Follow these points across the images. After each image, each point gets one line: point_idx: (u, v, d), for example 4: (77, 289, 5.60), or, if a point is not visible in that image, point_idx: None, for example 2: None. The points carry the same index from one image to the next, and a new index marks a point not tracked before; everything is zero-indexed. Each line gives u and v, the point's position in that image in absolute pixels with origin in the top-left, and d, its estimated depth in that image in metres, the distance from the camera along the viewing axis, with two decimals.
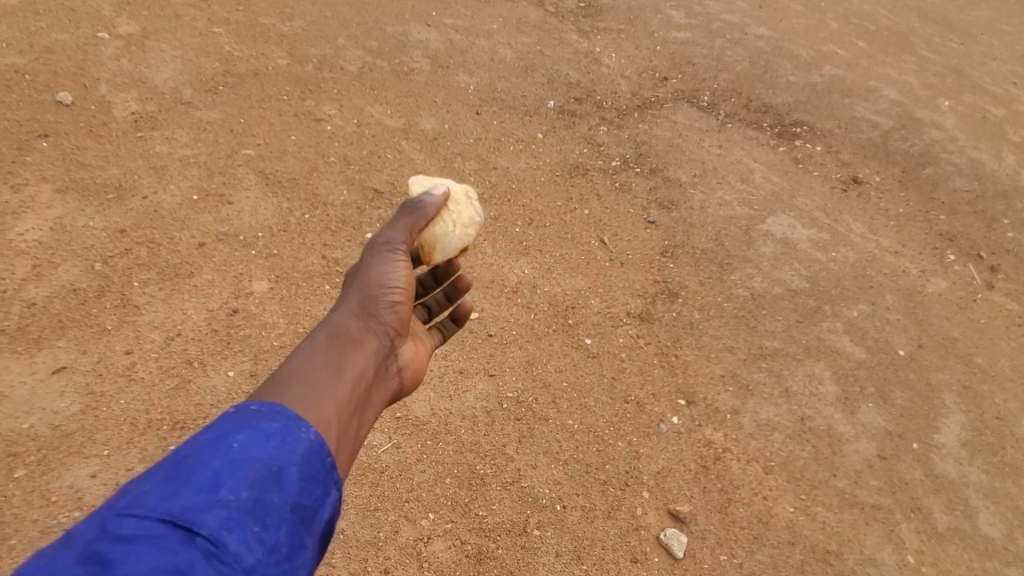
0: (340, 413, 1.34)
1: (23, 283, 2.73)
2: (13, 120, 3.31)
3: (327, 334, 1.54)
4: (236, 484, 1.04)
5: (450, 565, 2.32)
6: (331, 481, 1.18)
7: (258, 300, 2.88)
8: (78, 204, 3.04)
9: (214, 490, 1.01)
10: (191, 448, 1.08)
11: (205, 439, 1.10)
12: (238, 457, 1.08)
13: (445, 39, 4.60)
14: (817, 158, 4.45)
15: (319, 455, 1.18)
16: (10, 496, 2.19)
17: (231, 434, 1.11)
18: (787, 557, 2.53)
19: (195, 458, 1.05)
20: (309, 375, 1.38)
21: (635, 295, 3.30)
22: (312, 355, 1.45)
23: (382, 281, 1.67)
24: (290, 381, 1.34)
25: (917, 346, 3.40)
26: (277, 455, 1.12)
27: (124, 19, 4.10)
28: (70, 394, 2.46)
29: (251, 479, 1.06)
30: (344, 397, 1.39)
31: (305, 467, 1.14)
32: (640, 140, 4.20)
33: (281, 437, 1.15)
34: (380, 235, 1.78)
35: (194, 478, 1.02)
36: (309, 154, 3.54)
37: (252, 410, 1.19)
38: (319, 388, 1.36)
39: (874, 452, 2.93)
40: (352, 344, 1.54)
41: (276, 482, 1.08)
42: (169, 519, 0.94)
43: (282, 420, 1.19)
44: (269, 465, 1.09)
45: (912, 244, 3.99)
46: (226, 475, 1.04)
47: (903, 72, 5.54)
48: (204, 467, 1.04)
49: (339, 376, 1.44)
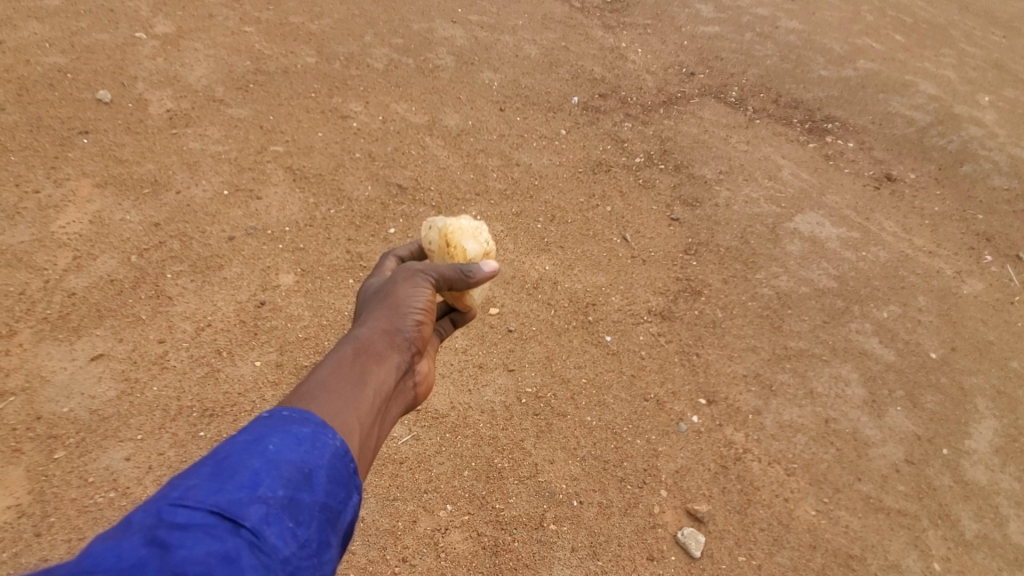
0: (361, 425, 1.33)
1: (64, 273, 2.85)
2: (56, 117, 3.45)
3: (353, 345, 1.51)
4: (273, 482, 1.03)
5: (466, 556, 2.34)
6: (354, 485, 1.18)
7: (284, 292, 2.95)
8: (116, 198, 3.16)
9: (254, 487, 1.00)
10: (230, 446, 1.07)
11: (242, 439, 1.08)
12: (274, 457, 1.07)
13: (470, 36, 4.61)
14: (848, 154, 4.33)
15: (344, 460, 1.18)
16: (50, 475, 2.29)
17: (266, 435, 1.11)
18: (807, 561, 2.48)
19: (235, 456, 1.04)
20: (334, 386, 1.36)
21: (657, 293, 3.27)
22: (337, 366, 1.42)
23: (407, 300, 1.65)
24: (315, 391, 1.32)
25: (950, 349, 3.29)
26: (309, 458, 1.12)
27: (160, 19, 4.23)
28: (107, 379, 2.56)
29: (286, 478, 1.05)
30: (367, 408, 1.37)
31: (333, 471, 1.14)
32: (665, 136, 4.15)
33: (312, 441, 1.15)
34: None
35: (236, 475, 1.01)
36: (336, 151, 3.60)
37: (284, 415, 1.18)
38: (343, 399, 1.34)
39: (901, 457, 2.85)
40: (376, 358, 1.51)
41: (308, 483, 1.08)
42: (216, 511, 0.94)
43: (312, 425, 1.19)
44: (301, 467, 1.09)
45: (947, 244, 3.85)
46: (264, 474, 1.03)
47: (941, 67, 5.35)
48: (244, 465, 1.03)
49: (363, 387, 1.41)
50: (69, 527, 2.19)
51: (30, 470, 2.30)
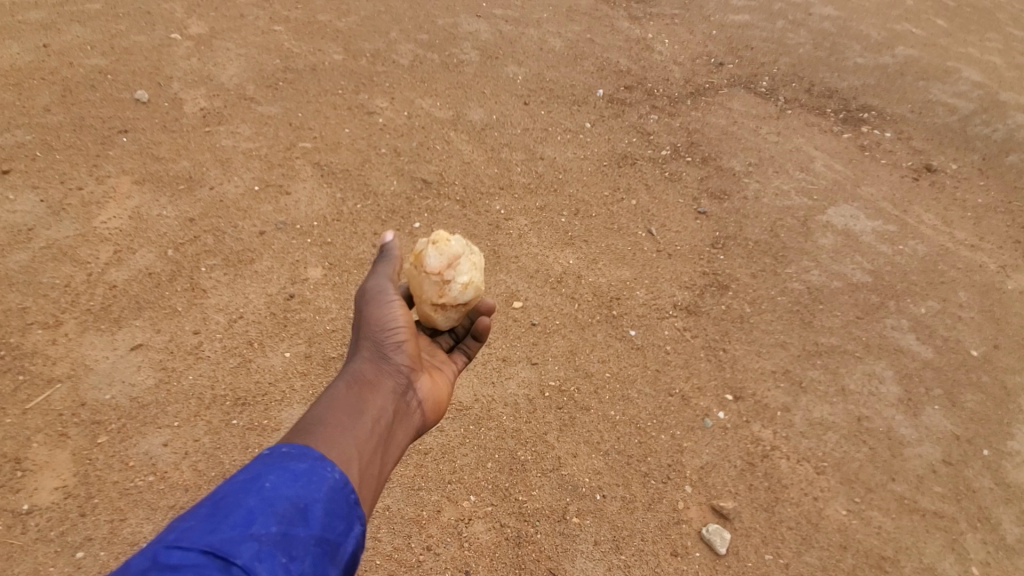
0: (361, 451, 1.42)
1: (106, 267, 2.97)
2: (97, 117, 3.58)
3: (345, 380, 1.62)
4: (266, 519, 1.11)
5: (489, 547, 2.36)
6: (355, 516, 1.26)
7: (312, 286, 3.01)
8: (153, 194, 3.27)
9: (247, 525, 1.08)
10: (228, 487, 1.16)
11: (241, 479, 1.18)
12: (270, 494, 1.16)
13: (494, 30, 4.61)
14: (885, 144, 4.18)
15: (343, 493, 1.26)
16: (94, 458, 2.40)
17: (263, 474, 1.20)
18: (838, 561, 2.42)
19: (232, 496, 1.13)
20: (331, 419, 1.47)
21: (683, 287, 3.22)
22: (332, 402, 1.53)
23: (389, 325, 1.75)
24: (314, 425, 1.43)
25: (992, 346, 3.16)
26: (305, 493, 1.20)
27: (194, 20, 4.35)
28: (146, 368, 2.66)
29: (280, 514, 1.13)
30: (365, 437, 1.47)
31: (330, 504, 1.22)
32: (692, 128, 4.08)
33: (308, 477, 1.24)
34: (369, 282, 1.87)
35: (231, 514, 1.09)
36: (362, 146, 3.65)
37: (283, 452, 1.29)
38: (341, 430, 1.45)
39: (938, 457, 2.75)
40: (369, 387, 1.62)
41: (303, 518, 1.16)
42: (209, 550, 1.00)
43: (309, 460, 1.28)
44: (296, 502, 1.17)
45: (991, 237, 3.69)
46: (259, 511, 1.12)
47: (986, 52, 5.12)
48: (239, 505, 1.11)
49: (359, 416, 1.52)
50: (112, 508, 2.29)
51: (75, 454, 2.41)
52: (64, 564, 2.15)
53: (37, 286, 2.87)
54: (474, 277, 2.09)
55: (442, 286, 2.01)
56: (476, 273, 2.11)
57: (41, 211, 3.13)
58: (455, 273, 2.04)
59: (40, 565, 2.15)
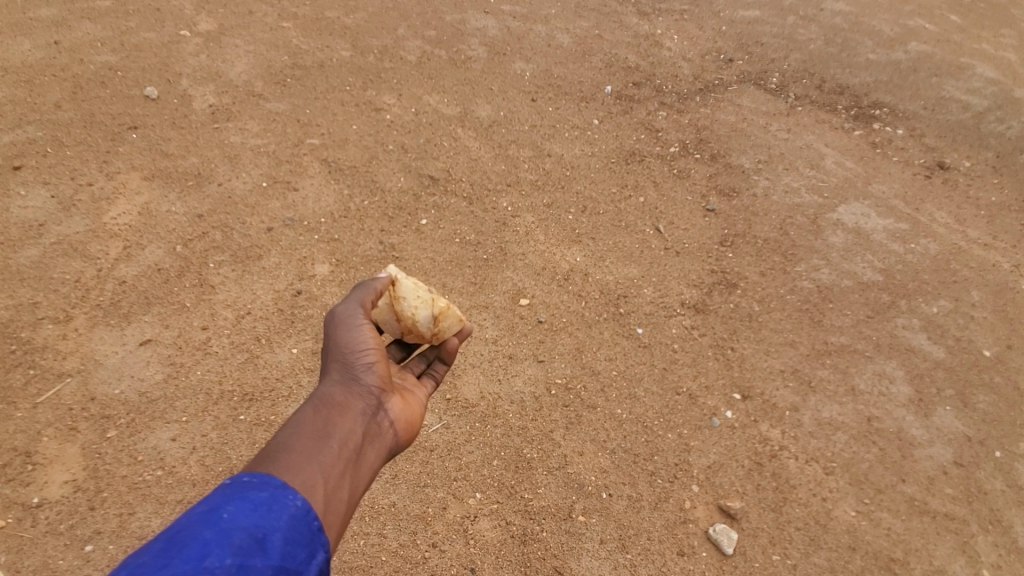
0: (327, 477, 1.43)
1: (116, 262, 2.99)
2: (108, 113, 3.61)
3: (313, 404, 1.64)
4: (222, 551, 1.10)
5: (494, 544, 2.36)
6: (318, 543, 1.26)
7: (320, 282, 3.02)
8: (163, 190, 3.29)
9: (202, 558, 1.07)
10: (186, 519, 1.15)
11: (198, 511, 1.17)
12: (227, 526, 1.14)
13: (503, 26, 4.60)
14: (897, 141, 4.13)
15: (305, 520, 1.27)
16: (103, 453, 2.43)
17: (221, 505, 1.19)
18: (846, 562, 2.41)
19: (187, 530, 1.12)
20: (297, 444, 1.48)
21: (690, 285, 3.20)
22: (299, 427, 1.55)
23: (356, 347, 1.76)
24: (278, 452, 1.44)
25: (1006, 346, 3.12)
26: (263, 523, 1.20)
27: (203, 17, 4.36)
28: (154, 364, 2.68)
29: (237, 546, 1.12)
30: (331, 462, 1.48)
31: (290, 532, 1.22)
32: (701, 124, 4.05)
33: (268, 506, 1.24)
34: (339, 307, 1.87)
35: (186, 547, 1.08)
36: (370, 143, 3.65)
37: (244, 481, 1.29)
38: (306, 456, 1.46)
39: (949, 458, 2.73)
40: (337, 411, 1.63)
41: (261, 548, 1.15)
42: None
43: (270, 490, 1.29)
44: (254, 533, 1.16)
45: (1005, 236, 3.64)
46: (214, 543, 1.10)
47: (1000, 48, 5.05)
48: (195, 537, 1.10)
49: (326, 441, 1.53)
50: (121, 502, 2.32)
51: (84, 447, 2.44)
52: (73, 557, 2.18)
53: (48, 281, 2.90)
54: (413, 301, 2.03)
55: (416, 329, 2.04)
56: (411, 296, 2.04)
57: (52, 207, 3.16)
58: (413, 313, 2.03)
59: (50, 558, 2.18)
